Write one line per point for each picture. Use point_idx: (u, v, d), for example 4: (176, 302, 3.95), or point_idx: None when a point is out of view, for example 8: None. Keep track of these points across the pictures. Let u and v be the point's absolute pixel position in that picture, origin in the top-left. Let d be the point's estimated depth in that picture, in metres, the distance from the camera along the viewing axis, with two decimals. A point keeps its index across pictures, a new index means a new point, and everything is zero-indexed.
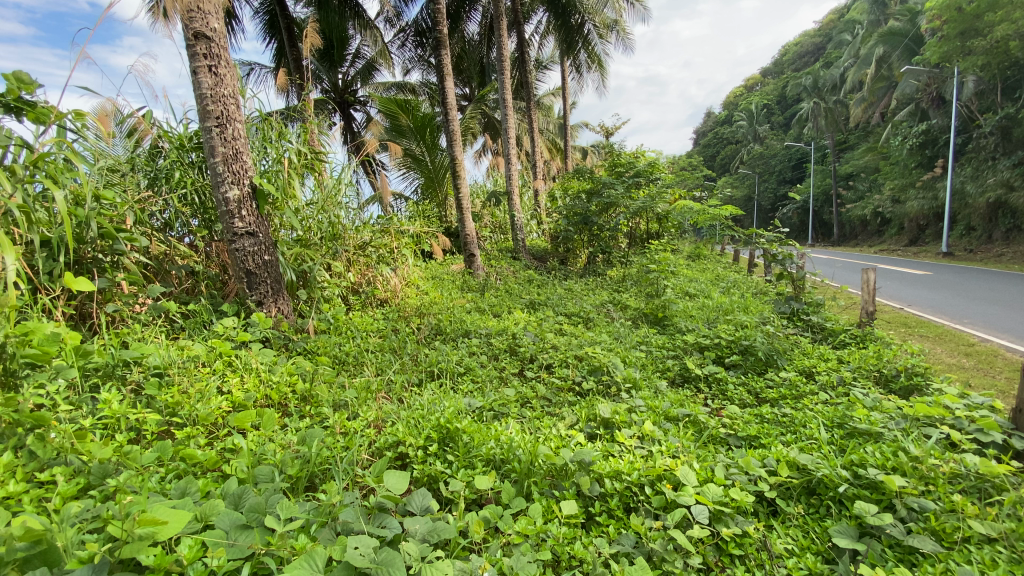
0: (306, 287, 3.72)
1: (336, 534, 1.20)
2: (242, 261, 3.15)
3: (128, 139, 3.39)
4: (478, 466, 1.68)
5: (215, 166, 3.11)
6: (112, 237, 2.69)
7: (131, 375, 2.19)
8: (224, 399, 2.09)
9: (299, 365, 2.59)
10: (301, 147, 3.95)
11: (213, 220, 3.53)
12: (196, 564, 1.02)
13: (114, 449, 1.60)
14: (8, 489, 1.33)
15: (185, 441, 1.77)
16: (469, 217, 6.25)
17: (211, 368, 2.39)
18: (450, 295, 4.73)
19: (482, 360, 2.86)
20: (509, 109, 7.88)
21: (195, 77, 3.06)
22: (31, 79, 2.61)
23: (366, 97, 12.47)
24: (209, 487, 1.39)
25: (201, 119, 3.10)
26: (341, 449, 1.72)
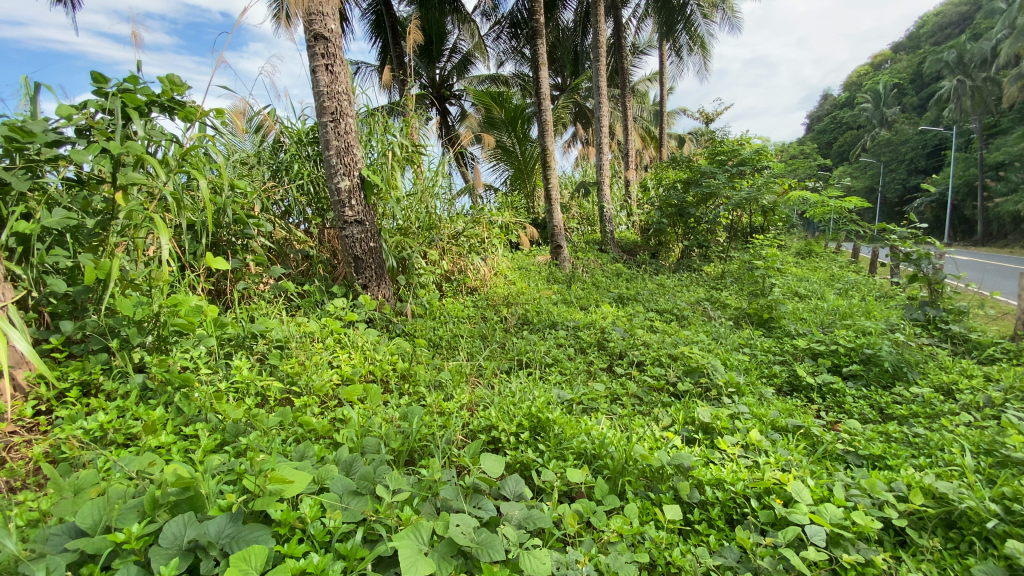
0: (405, 274, 3.92)
1: (436, 510, 1.25)
2: (351, 247, 3.39)
3: (255, 132, 3.74)
4: (570, 458, 1.65)
5: (329, 158, 3.35)
6: (243, 223, 3.01)
7: (257, 346, 2.45)
8: (334, 372, 2.26)
9: (399, 346, 2.74)
10: (403, 139, 4.16)
11: (326, 209, 3.83)
12: (316, 523, 1.10)
13: (245, 412, 1.79)
14: (161, 440, 1.58)
15: (302, 409, 1.94)
16: (558, 208, 6.21)
17: (323, 344, 2.60)
18: (538, 286, 4.73)
19: (571, 352, 2.82)
20: (602, 98, 7.68)
21: (313, 75, 3.32)
22: (182, 81, 2.97)
23: (461, 91, 12.82)
24: (324, 454, 1.51)
25: (319, 116, 3.36)
26: (438, 428, 1.79)
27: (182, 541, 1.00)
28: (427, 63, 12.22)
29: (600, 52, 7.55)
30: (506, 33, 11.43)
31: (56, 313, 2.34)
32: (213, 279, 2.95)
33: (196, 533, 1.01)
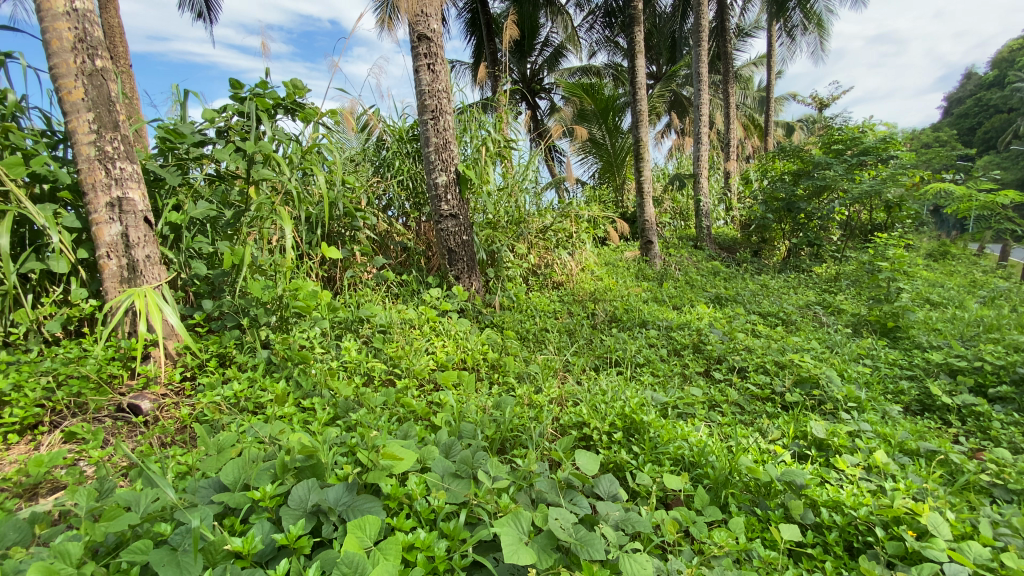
0: (494, 267, 4.01)
1: (531, 501, 1.26)
2: (445, 240, 3.53)
3: (359, 130, 4.02)
4: (667, 463, 1.59)
5: (429, 154, 3.51)
6: (351, 216, 3.25)
7: (363, 330, 2.64)
8: (430, 359, 2.37)
9: (490, 337, 2.80)
10: (496, 134, 4.23)
11: (422, 203, 4.01)
12: (421, 501, 1.17)
13: (355, 391, 1.93)
14: (284, 410, 1.76)
15: (403, 390, 2.06)
16: (650, 202, 6.00)
17: (421, 331, 2.73)
18: (627, 282, 4.60)
19: (664, 353, 2.71)
20: (702, 86, 7.26)
21: (416, 75, 3.47)
22: (303, 85, 3.24)
23: (551, 84, 12.79)
24: (425, 435, 1.59)
25: (420, 114, 3.52)
26: (530, 419, 1.81)
27: (307, 504, 1.12)
28: (519, 58, 12.33)
29: (701, 37, 7.13)
30: (599, 23, 11.19)
31: (199, 293, 2.69)
32: (325, 267, 3.22)
33: (318, 498, 1.12)
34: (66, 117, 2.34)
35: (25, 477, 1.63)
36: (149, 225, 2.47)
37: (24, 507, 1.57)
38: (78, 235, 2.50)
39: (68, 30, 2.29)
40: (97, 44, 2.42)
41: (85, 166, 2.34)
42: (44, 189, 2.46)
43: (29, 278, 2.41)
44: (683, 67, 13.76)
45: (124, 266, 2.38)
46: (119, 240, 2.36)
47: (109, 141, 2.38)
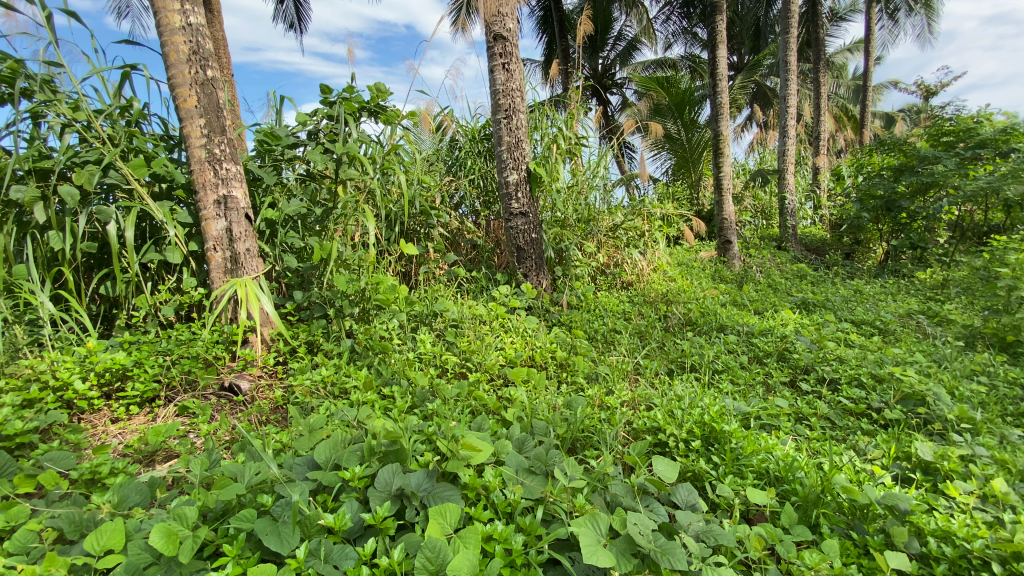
0: (562, 265, 3.99)
1: (606, 503, 1.25)
2: (515, 238, 3.57)
3: (434, 131, 4.14)
4: (749, 477, 1.52)
5: (502, 153, 3.57)
6: (426, 215, 3.39)
7: (436, 324, 2.73)
8: (501, 355, 2.40)
9: (560, 336, 2.79)
10: (568, 132, 4.20)
11: (493, 201, 4.07)
12: (499, 494, 1.19)
13: (430, 382, 2.01)
14: (367, 397, 1.86)
15: (475, 384, 2.11)
16: (730, 199, 5.74)
17: (491, 327, 2.77)
18: (703, 284, 4.40)
19: (744, 360, 2.57)
20: (789, 76, 6.80)
21: (491, 75, 3.52)
22: (386, 88, 3.38)
23: (623, 79, 12.54)
24: (498, 429, 1.62)
25: (493, 113, 3.57)
26: (602, 421, 1.79)
27: (391, 487, 1.18)
28: (590, 53, 12.17)
29: (790, 23, 6.68)
30: (676, 13, 10.81)
31: (290, 284, 2.90)
32: (401, 262, 3.37)
33: (402, 483, 1.19)
34: (183, 123, 2.62)
35: (146, 445, 1.84)
36: (249, 221, 2.69)
37: (145, 471, 1.78)
38: (190, 230, 2.78)
39: (183, 43, 2.56)
40: (207, 55, 2.68)
41: (197, 168, 2.60)
42: (163, 188, 2.76)
43: (149, 268, 2.72)
44: (767, 56, 12.95)
45: (228, 258, 2.61)
46: (224, 235, 2.60)
47: (218, 144, 2.62)
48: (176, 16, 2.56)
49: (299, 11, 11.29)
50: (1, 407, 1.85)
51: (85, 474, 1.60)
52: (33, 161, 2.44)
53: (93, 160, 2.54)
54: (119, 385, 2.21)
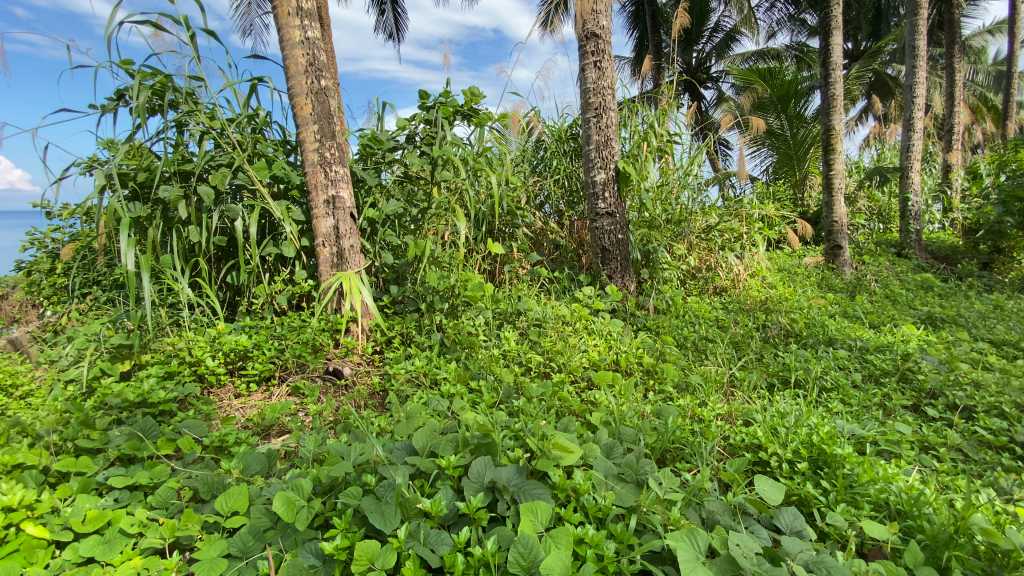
0: (649, 267, 3.87)
1: (702, 520, 1.20)
2: (600, 239, 3.52)
3: (522, 131, 4.20)
4: (865, 508, 1.39)
5: (590, 152, 3.54)
6: (513, 215, 3.45)
7: (520, 323, 2.77)
8: (585, 357, 2.38)
9: (647, 341, 2.71)
10: (660, 129, 4.06)
11: (577, 201, 4.04)
12: (589, 497, 1.19)
13: (516, 381, 2.04)
14: (457, 390, 1.94)
15: (560, 384, 2.12)
16: (842, 200, 5.25)
17: (575, 328, 2.76)
18: (807, 292, 4.06)
19: (858, 378, 2.33)
20: (917, 62, 6.06)
21: (583, 73, 3.49)
22: (479, 91, 3.48)
23: (719, 72, 11.92)
24: (585, 432, 1.61)
25: (583, 112, 3.54)
26: (694, 433, 1.72)
27: (484, 479, 1.22)
28: (684, 47, 11.70)
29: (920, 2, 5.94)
30: None
31: (386, 279, 3.09)
32: (488, 261, 3.46)
33: (494, 476, 1.22)
34: (299, 130, 2.89)
35: (263, 419, 2.05)
36: (353, 219, 2.91)
37: (262, 443, 1.98)
38: (302, 227, 3.05)
39: (302, 56, 2.81)
40: (321, 66, 2.92)
41: (310, 170, 2.86)
42: (281, 188, 3.06)
43: (268, 260, 3.02)
44: (891, 41, 11.62)
45: (335, 254, 2.84)
46: (332, 232, 2.83)
47: (329, 148, 2.85)
48: (297, 31, 2.82)
49: (398, 21, 11.96)
50: (149, 377, 2.17)
51: (214, 441, 1.81)
52: (179, 165, 2.80)
53: (225, 163, 2.87)
54: (241, 364, 2.48)
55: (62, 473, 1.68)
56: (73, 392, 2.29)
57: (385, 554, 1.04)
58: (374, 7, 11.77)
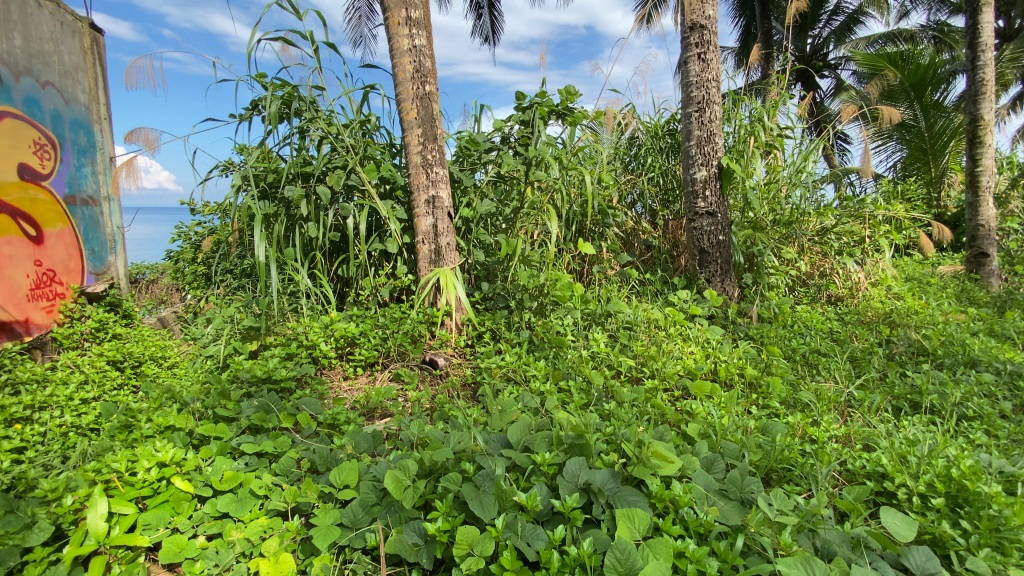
0: (752, 272, 3.63)
1: (815, 548, 1.12)
2: (698, 240, 3.36)
3: (616, 129, 4.14)
4: (1019, 558, 1.20)
5: (690, 149, 3.39)
6: (605, 215, 3.41)
7: (611, 325, 2.74)
8: (680, 363, 2.30)
9: (748, 351, 2.55)
10: (768, 122, 3.79)
11: (673, 200, 3.90)
12: (688, 510, 1.16)
13: (608, 384, 2.02)
14: (548, 388, 1.97)
15: (653, 390, 2.06)
16: (992, 201, 4.54)
17: (668, 332, 2.66)
18: (943, 305, 3.57)
19: (1011, 409, 2.01)
20: None
21: (685, 67, 3.35)
22: (575, 90, 3.48)
23: (838, 59, 10.84)
24: (681, 442, 1.56)
25: (684, 107, 3.40)
26: (803, 453, 1.60)
27: (578, 480, 1.22)
28: (798, 34, 10.80)
29: None
30: None
31: (478, 276, 3.19)
32: (579, 261, 3.45)
33: (589, 478, 1.22)
34: (405, 134, 3.08)
35: (368, 402, 2.22)
36: (450, 219, 3.05)
37: (367, 423, 2.15)
38: (404, 225, 3.25)
39: (409, 63, 2.99)
40: (427, 72, 3.09)
41: (414, 171, 3.04)
42: (387, 188, 3.28)
43: (373, 256, 3.25)
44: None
45: (433, 250, 2.99)
46: (431, 230, 2.98)
47: (431, 150, 3.01)
48: (405, 40, 3.00)
49: (494, 24, 12.28)
50: (273, 356, 2.44)
51: (328, 419, 1.99)
52: (300, 167, 3.11)
53: (340, 165, 3.13)
54: (349, 349, 2.70)
55: (202, 437, 1.94)
56: (213, 366, 2.64)
57: (484, 542, 1.08)
58: (472, 12, 12.15)
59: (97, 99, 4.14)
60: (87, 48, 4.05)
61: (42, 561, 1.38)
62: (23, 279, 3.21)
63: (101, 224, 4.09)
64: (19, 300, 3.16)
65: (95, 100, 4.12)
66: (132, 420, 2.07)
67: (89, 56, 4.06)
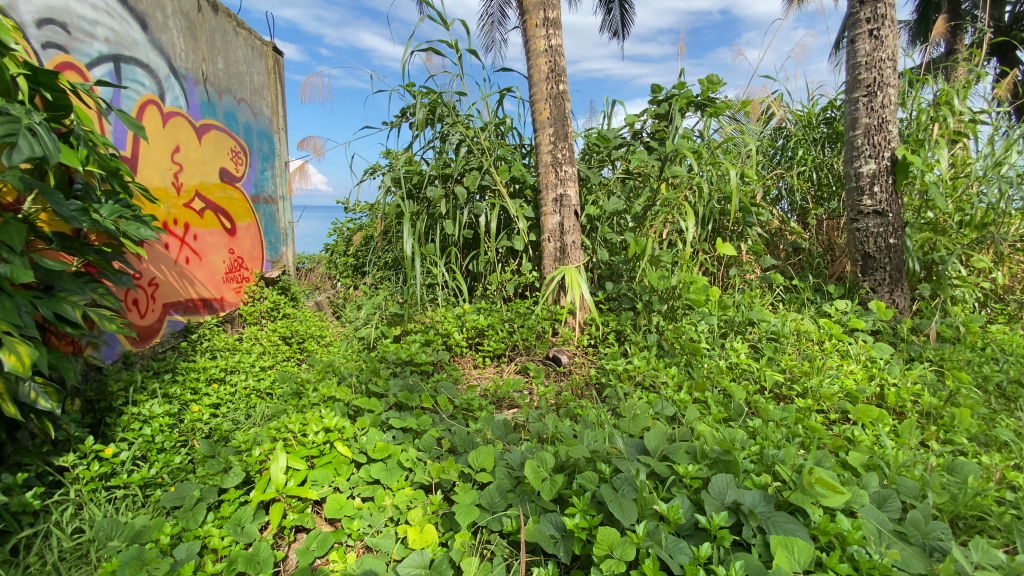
0: (931, 282, 3.11)
1: None
2: (861, 243, 2.98)
3: (760, 119, 3.86)
4: None
5: (855, 139, 2.99)
6: (746, 213, 3.15)
7: (752, 333, 2.54)
8: (836, 382, 2.06)
9: (924, 375, 2.20)
10: (959, 106, 3.20)
11: (828, 197, 3.53)
12: (859, 549, 1.04)
13: (750, 398, 1.87)
14: (683, 397, 1.88)
15: (804, 410, 1.87)
16: None
17: (821, 347, 2.40)
18: None
19: None
20: None
21: (852, 46, 2.95)
22: (718, 79, 3.27)
23: None
24: (843, 472, 1.39)
25: (849, 91, 3.01)
26: (1006, 504, 1.33)
27: (725, 498, 1.16)
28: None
29: None
30: None
31: (602, 275, 3.16)
32: (713, 262, 3.25)
33: (737, 497, 1.15)
34: (538, 133, 3.14)
35: (497, 392, 2.32)
36: (577, 217, 3.05)
37: (496, 412, 2.25)
38: (532, 223, 3.33)
39: (545, 63, 3.03)
40: (561, 71, 3.11)
41: (544, 170, 3.09)
42: (518, 188, 3.39)
43: (502, 253, 3.39)
44: None
45: (559, 248, 3.03)
46: (557, 228, 3.02)
47: (562, 149, 3.03)
48: (542, 40, 3.05)
49: (625, 19, 12.01)
50: (414, 341, 2.67)
51: (463, 404, 2.13)
52: (440, 168, 3.34)
53: (475, 166, 3.30)
54: (478, 340, 2.84)
55: (355, 409, 2.18)
56: (362, 346, 2.97)
57: (625, 546, 1.07)
58: (601, 8, 12.02)
59: (276, 112, 4.90)
60: (270, 68, 4.77)
61: (235, 501, 1.68)
62: (221, 264, 3.80)
63: (276, 219, 4.82)
64: (217, 281, 3.74)
65: (275, 113, 4.88)
66: (301, 389, 2.40)
67: (273, 76, 4.80)
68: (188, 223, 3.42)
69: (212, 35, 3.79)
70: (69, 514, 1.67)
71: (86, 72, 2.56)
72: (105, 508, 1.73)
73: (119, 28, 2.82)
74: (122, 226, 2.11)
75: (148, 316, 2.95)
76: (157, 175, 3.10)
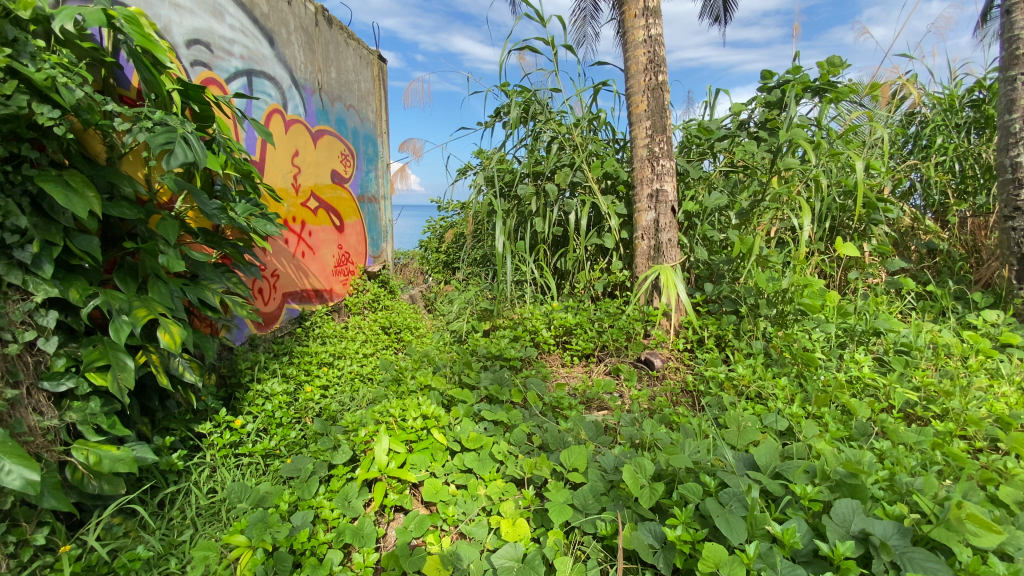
0: None
1: None
2: (1018, 244, 2.55)
3: (888, 103, 3.45)
4: None
5: (1012, 123, 2.56)
6: (871, 210, 2.83)
7: (876, 345, 2.29)
8: (983, 405, 1.79)
9: None
10: None
11: (971, 192, 3.14)
12: None
13: (875, 416, 1.68)
14: (794, 410, 1.74)
15: (942, 434, 1.65)
16: None
17: (962, 363, 2.10)
18: None
19: None
20: None
21: (1011, 16, 2.53)
22: (839, 61, 2.96)
23: None
24: (996, 508, 1.21)
25: (1006, 68, 2.59)
26: None
27: (851, 526, 1.05)
28: None
29: None
30: None
31: (699, 276, 3.00)
32: (827, 264, 2.96)
33: (866, 526, 1.03)
34: (633, 127, 3.05)
35: (587, 392, 2.30)
36: (674, 213, 2.92)
37: (586, 411, 2.23)
38: (624, 220, 3.24)
39: (642, 55, 2.93)
40: (660, 62, 2.99)
41: (639, 165, 3.00)
42: (611, 184, 3.32)
43: (591, 251, 3.34)
44: None
45: (652, 246, 2.92)
46: (652, 225, 2.92)
47: (659, 143, 2.92)
48: (640, 32, 2.95)
49: (727, 4, 11.28)
50: (504, 337, 2.72)
51: (552, 402, 2.13)
52: (532, 166, 3.36)
53: (568, 162, 3.28)
54: (567, 338, 2.83)
55: (449, 399, 2.26)
56: (453, 339, 3.08)
57: (733, 565, 1.00)
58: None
59: (380, 116, 5.24)
60: (375, 75, 5.10)
61: (342, 477, 1.82)
62: (330, 258, 4.14)
63: (378, 217, 5.15)
64: (327, 273, 4.08)
65: (379, 117, 5.22)
66: (400, 376, 2.55)
67: (377, 83, 5.13)
68: (304, 220, 3.75)
69: (327, 47, 4.12)
70: (207, 475, 1.91)
71: (225, 85, 2.90)
72: (234, 472, 1.95)
73: (251, 45, 3.16)
74: (252, 222, 2.37)
75: (270, 303, 3.29)
76: (279, 176, 3.44)
